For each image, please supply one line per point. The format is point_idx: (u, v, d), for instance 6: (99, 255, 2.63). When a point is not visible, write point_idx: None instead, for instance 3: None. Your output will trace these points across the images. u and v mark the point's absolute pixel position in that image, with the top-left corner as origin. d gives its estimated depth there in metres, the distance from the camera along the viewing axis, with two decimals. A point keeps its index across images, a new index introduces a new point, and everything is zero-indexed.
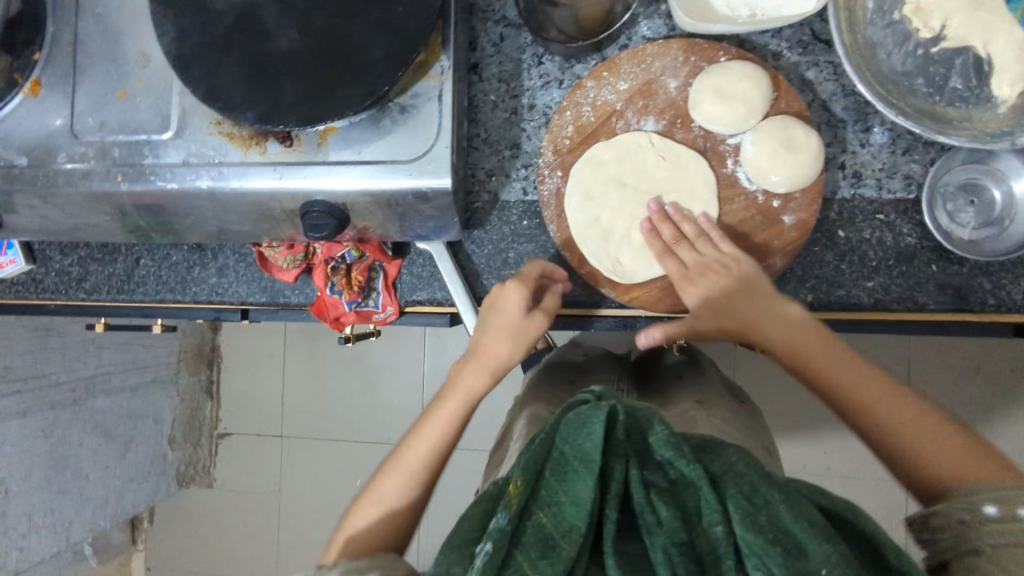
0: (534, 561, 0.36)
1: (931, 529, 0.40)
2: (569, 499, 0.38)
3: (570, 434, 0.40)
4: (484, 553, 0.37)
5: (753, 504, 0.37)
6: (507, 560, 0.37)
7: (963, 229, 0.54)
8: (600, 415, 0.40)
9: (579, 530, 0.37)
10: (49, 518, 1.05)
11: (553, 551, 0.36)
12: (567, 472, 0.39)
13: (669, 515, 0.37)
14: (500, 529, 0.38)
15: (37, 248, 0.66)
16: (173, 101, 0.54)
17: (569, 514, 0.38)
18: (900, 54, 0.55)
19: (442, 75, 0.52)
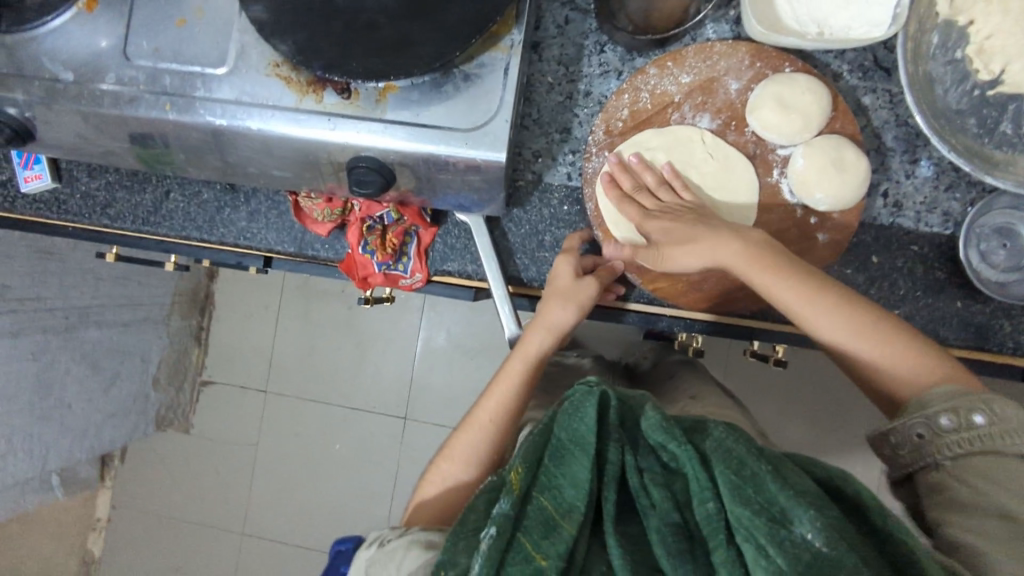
0: (536, 541, 0.40)
1: (892, 443, 0.48)
2: (568, 481, 0.42)
3: (566, 420, 0.44)
4: (489, 537, 0.40)
5: (741, 478, 0.40)
6: (512, 541, 0.40)
7: (992, 269, 0.54)
8: (592, 400, 0.43)
9: (578, 510, 0.40)
10: (27, 442, 1.03)
11: (555, 531, 0.40)
12: (565, 455, 0.43)
13: (661, 497, 0.41)
14: (503, 513, 0.41)
15: (63, 167, 0.65)
16: (232, 37, 0.53)
17: (569, 494, 0.41)
18: (957, 92, 0.56)
19: (510, 48, 0.52)
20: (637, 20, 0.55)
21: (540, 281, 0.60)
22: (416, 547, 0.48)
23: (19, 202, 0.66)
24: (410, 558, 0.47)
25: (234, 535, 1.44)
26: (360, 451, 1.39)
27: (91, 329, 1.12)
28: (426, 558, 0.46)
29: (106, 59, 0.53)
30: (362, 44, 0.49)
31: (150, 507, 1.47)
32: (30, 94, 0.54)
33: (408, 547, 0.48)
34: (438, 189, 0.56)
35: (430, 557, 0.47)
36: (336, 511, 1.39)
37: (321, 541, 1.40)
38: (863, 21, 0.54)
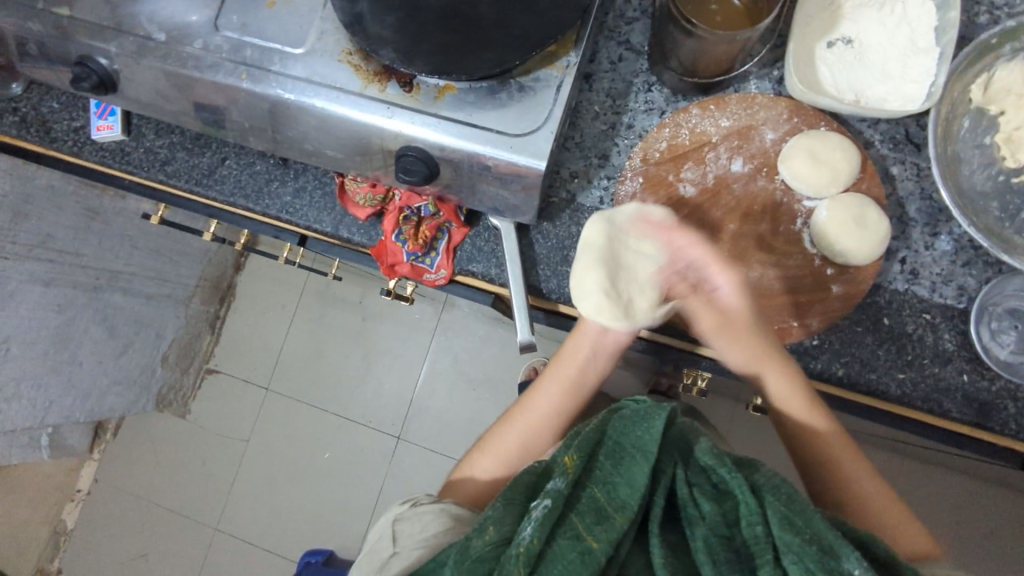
0: (588, 525, 0.41)
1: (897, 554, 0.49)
2: (624, 481, 0.43)
3: (629, 427, 0.46)
4: (543, 508, 0.42)
5: (790, 510, 0.41)
6: (562, 518, 0.42)
7: (1000, 348, 0.56)
8: (660, 413, 0.45)
9: (630, 507, 0.42)
10: (33, 390, 1.04)
11: (606, 521, 0.41)
12: (624, 458, 0.45)
13: (712, 511, 0.42)
14: (558, 490, 0.43)
15: (134, 122, 0.70)
16: (314, 24, 0.57)
17: (622, 493, 0.43)
18: (982, 174, 0.58)
19: (566, 68, 0.56)
20: (686, 64, 0.58)
21: (559, 293, 0.63)
22: (446, 516, 0.55)
23: (86, 149, 0.70)
24: (437, 524, 0.54)
25: (209, 530, 1.42)
26: (349, 463, 1.38)
27: (116, 294, 1.14)
28: (450, 528, 0.54)
29: (197, 26, 0.58)
30: (432, 43, 0.53)
31: (132, 487, 1.46)
32: (123, 47, 0.58)
33: (439, 514, 0.55)
34: (478, 189, 0.59)
35: (454, 529, 0.54)
36: (315, 519, 1.38)
37: (294, 549, 1.38)
38: (900, 95, 0.58)
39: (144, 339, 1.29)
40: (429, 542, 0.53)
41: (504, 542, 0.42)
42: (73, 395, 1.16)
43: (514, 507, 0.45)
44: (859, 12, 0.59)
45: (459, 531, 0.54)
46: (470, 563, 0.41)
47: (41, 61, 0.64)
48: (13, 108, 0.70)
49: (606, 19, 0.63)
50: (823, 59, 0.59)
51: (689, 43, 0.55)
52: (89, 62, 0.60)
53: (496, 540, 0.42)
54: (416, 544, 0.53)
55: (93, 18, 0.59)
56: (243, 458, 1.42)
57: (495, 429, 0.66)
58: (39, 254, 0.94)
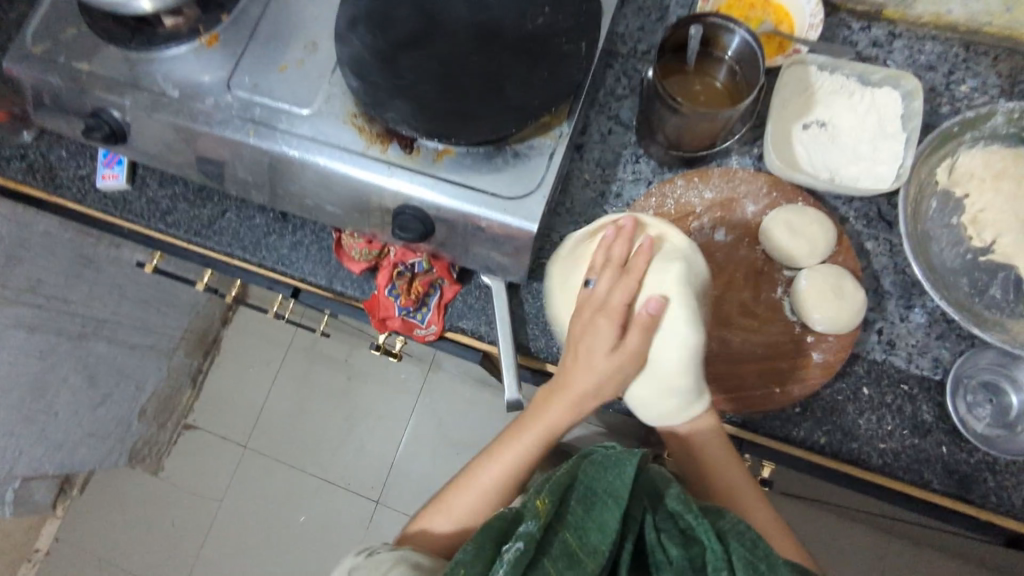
0: (560, 569, 0.42)
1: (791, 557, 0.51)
2: (594, 526, 0.44)
3: (602, 473, 0.46)
4: (516, 549, 0.42)
5: (755, 556, 0.42)
6: (534, 562, 0.42)
7: (976, 421, 0.58)
8: (632, 459, 0.46)
9: (603, 553, 0.42)
10: (5, 438, 1.01)
11: (578, 565, 0.42)
12: (595, 503, 0.45)
13: (680, 556, 0.43)
14: (530, 533, 0.43)
15: (139, 173, 0.72)
16: (322, 87, 0.61)
17: (593, 537, 0.43)
18: (952, 252, 0.61)
19: (558, 137, 0.59)
20: (671, 138, 0.62)
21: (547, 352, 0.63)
22: (403, 564, 0.53)
23: (89, 196, 0.72)
24: (396, 570, 0.53)
25: None
26: (324, 528, 1.34)
27: (99, 343, 1.14)
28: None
29: (209, 85, 0.61)
30: (433, 110, 0.56)
31: (94, 547, 1.40)
32: (137, 102, 0.61)
33: (395, 562, 0.54)
34: (470, 248, 0.61)
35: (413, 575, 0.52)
36: None
37: None
38: (871, 175, 0.61)
39: (123, 390, 1.27)
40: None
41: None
42: (44, 446, 1.12)
43: (485, 551, 0.45)
44: (832, 98, 0.64)
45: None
46: None
47: (55, 112, 0.66)
48: (21, 154, 0.73)
49: (597, 95, 0.68)
50: (799, 140, 0.63)
51: (674, 119, 0.59)
52: (102, 114, 0.63)
53: None
54: None
55: (111, 75, 0.62)
56: (213, 519, 1.37)
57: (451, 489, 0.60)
58: (26, 299, 0.94)
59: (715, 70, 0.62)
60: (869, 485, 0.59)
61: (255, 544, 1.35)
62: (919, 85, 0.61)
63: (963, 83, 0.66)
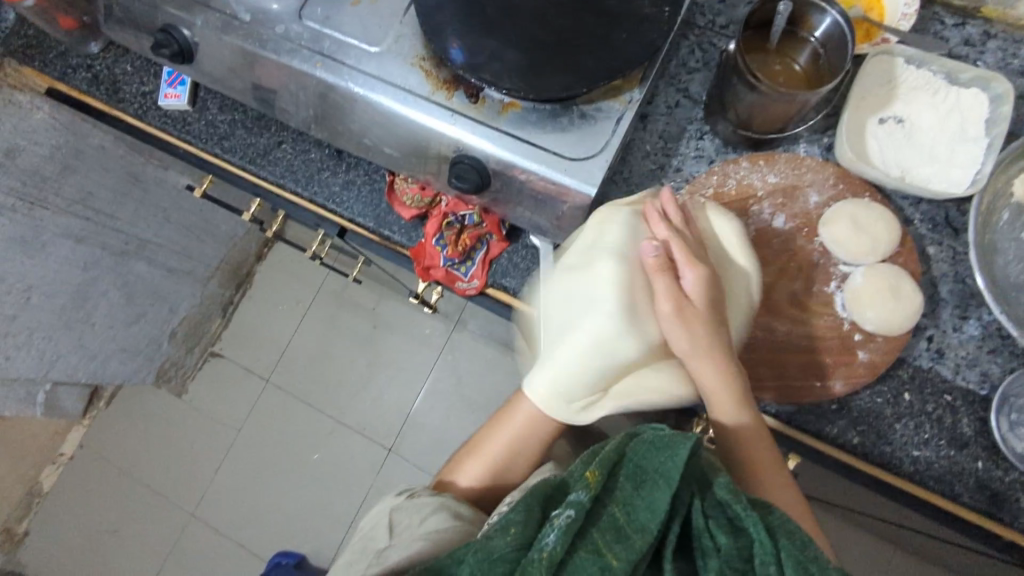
0: (609, 543, 0.41)
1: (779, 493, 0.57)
2: (644, 504, 0.43)
3: (654, 453, 0.44)
4: (566, 516, 0.42)
5: (804, 556, 0.42)
6: (583, 532, 0.42)
7: (1017, 441, 0.56)
8: (686, 443, 0.43)
9: (651, 532, 0.41)
10: (44, 342, 1.04)
11: (627, 540, 0.41)
12: (645, 482, 0.43)
13: (727, 544, 0.42)
14: (581, 502, 0.43)
15: (200, 95, 0.72)
16: (393, 27, 0.60)
17: (642, 516, 0.42)
18: (1017, 267, 0.60)
19: (628, 103, 0.58)
20: (743, 116, 0.60)
21: None
22: (445, 511, 0.56)
23: (150, 114, 0.73)
24: (435, 518, 0.56)
25: (184, 515, 1.40)
26: (336, 469, 1.37)
27: (140, 262, 1.15)
28: (450, 525, 0.55)
29: (279, 13, 0.60)
30: (506, 60, 0.55)
31: (115, 459, 1.45)
32: (208, 22, 0.61)
33: (437, 509, 0.57)
34: (523, 206, 0.61)
35: (453, 525, 0.55)
36: (292, 522, 1.35)
37: (265, 548, 1.35)
38: (944, 178, 0.59)
39: (157, 312, 1.29)
40: (428, 537, 0.54)
41: (524, 544, 0.42)
42: (79, 354, 1.16)
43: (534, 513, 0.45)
44: (913, 93, 0.61)
45: (459, 526, 0.55)
46: (488, 559, 0.41)
47: (125, 25, 0.67)
48: (87, 65, 0.73)
49: (668, 66, 0.66)
50: (873, 134, 0.61)
51: (750, 97, 0.57)
52: (172, 31, 0.63)
53: (515, 543, 0.42)
54: (414, 536, 0.54)
55: None
56: (230, 445, 1.41)
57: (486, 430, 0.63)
58: (76, 211, 0.95)
59: (797, 52, 0.59)
60: (898, 491, 0.59)
61: (268, 475, 1.38)
62: (1011, 90, 0.58)
63: None
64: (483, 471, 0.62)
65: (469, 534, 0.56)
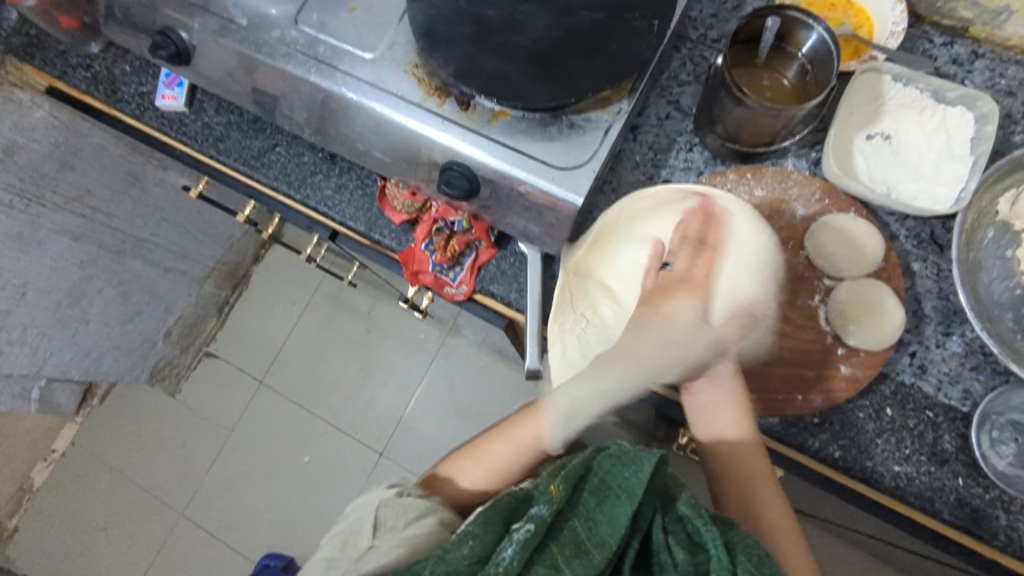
0: (567, 558, 0.41)
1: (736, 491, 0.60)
2: (604, 519, 0.43)
3: (618, 467, 0.45)
4: (525, 531, 0.42)
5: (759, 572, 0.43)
6: (542, 546, 0.42)
7: (998, 458, 0.56)
8: (649, 458, 0.45)
9: (610, 546, 0.42)
10: (38, 338, 1.04)
11: (585, 555, 0.42)
12: (608, 497, 0.44)
13: (686, 561, 0.42)
14: (541, 516, 0.43)
15: (197, 97, 0.73)
16: (387, 34, 0.60)
17: (603, 530, 0.43)
18: (1001, 285, 0.60)
19: (616, 114, 0.58)
20: (731, 129, 0.60)
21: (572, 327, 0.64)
22: (433, 517, 0.57)
23: (147, 114, 0.74)
24: (422, 523, 0.56)
25: (173, 514, 1.40)
26: (326, 473, 1.37)
27: (136, 261, 1.16)
28: (434, 531, 0.56)
29: (276, 18, 0.61)
30: (499, 69, 0.56)
31: (107, 456, 1.45)
32: (206, 25, 0.62)
33: (425, 513, 0.57)
34: (512, 214, 0.61)
35: (424, 530, 0.56)
36: (281, 523, 1.35)
37: (254, 549, 1.35)
38: (930, 195, 0.60)
39: (153, 310, 1.30)
40: (410, 542, 0.54)
41: (483, 558, 0.43)
42: (73, 351, 1.16)
43: (496, 526, 0.45)
44: (900, 111, 0.62)
45: (440, 535, 0.56)
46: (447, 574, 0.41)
47: (125, 26, 0.67)
48: (87, 65, 0.74)
49: (659, 78, 0.67)
50: (860, 150, 0.62)
51: (737, 111, 0.57)
52: (170, 33, 0.63)
53: (474, 556, 0.42)
54: (395, 539, 0.54)
55: None
56: (221, 445, 1.42)
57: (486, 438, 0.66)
58: (73, 209, 0.96)
59: (785, 67, 0.60)
60: (878, 505, 0.59)
61: (259, 476, 1.39)
62: (995, 108, 0.59)
63: None
64: (483, 478, 0.65)
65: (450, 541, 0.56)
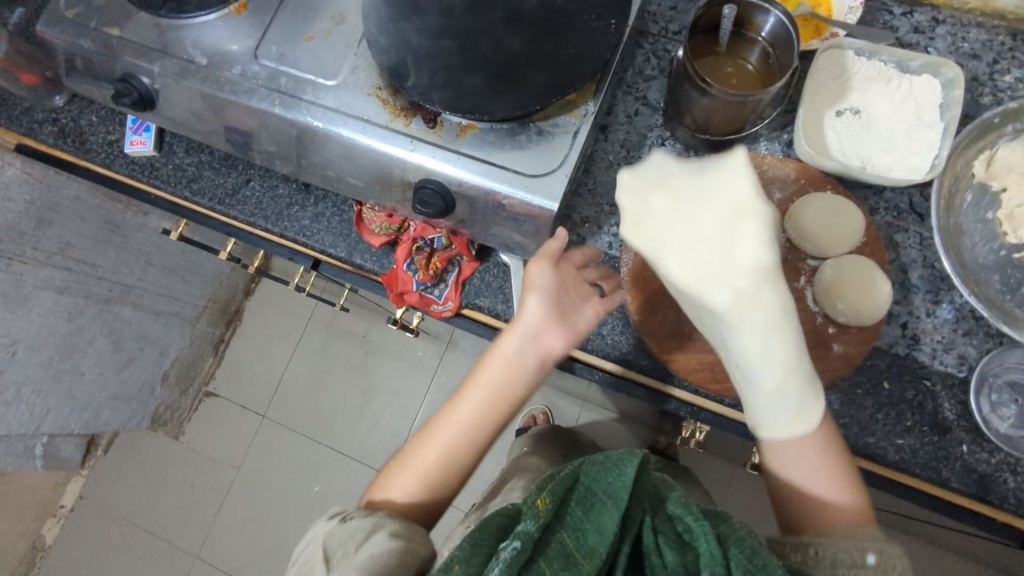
0: (554, 572, 0.40)
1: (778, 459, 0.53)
2: (593, 527, 0.42)
3: (601, 473, 0.44)
4: (512, 549, 0.41)
5: (752, 564, 0.41)
6: (529, 563, 0.41)
7: (1000, 421, 0.56)
8: (632, 462, 0.44)
9: (600, 555, 0.41)
10: (33, 396, 1.04)
11: (574, 568, 0.41)
12: (594, 505, 0.43)
13: (674, 561, 0.42)
14: (527, 533, 0.42)
15: (166, 140, 0.73)
16: (348, 59, 0.60)
17: (592, 539, 0.42)
18: (985, 248, 0.60)
19: (584, 116, 0.58)
20: (700, 120, 0.60)
21: None
22: (382, 531, 0.51)
23: (117, 162, 0.73)
24: (372, 540, 0.50)
25: (188, 557, 1.38)
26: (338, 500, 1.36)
27: (126, 308, 1.15)
28: (388, 545, 0.50)
29: (236, 54, 0.61)
30: (462, 82, 0.56)
31: (116, 506, 1.43)
32: (166, 68, 0.62)
33: (373, 530, 0.51)
34: (490, 226, 0.61)
35: (389, 544, 0.50)
36: None
37: None
38: (904, 165, 0.60)
39: (148, 355, 1.29)
40: (367, 565, 0.48)
41: None
42: (71, 405, 1.15)
43: (486, 541, 0.44)
44: (867, 85, 0.62)
45: (400, 547, 0.50)
46: None
47: (86, 76, 0.67)
48: (53, 118, 0.74)
49: (623, 76, 0.67)
50: (832, 128, 0.61)
51: (704, 101, 0.57)
52: (132, 80, 0.63)
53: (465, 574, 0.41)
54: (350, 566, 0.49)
55: (140, 40, 0.62)
56: (230, 483, 1.41)
57: (415, 442, 0.57)
58: (57, 262, 0.95)
59: (748, 53, 0.60)
60: (887, 481, 0.58)
61: (271, 512, 1.37)
62: (961, 73, 0.59)
63: (1007, 73, 0.63)
64: (417, 487, 0.55)
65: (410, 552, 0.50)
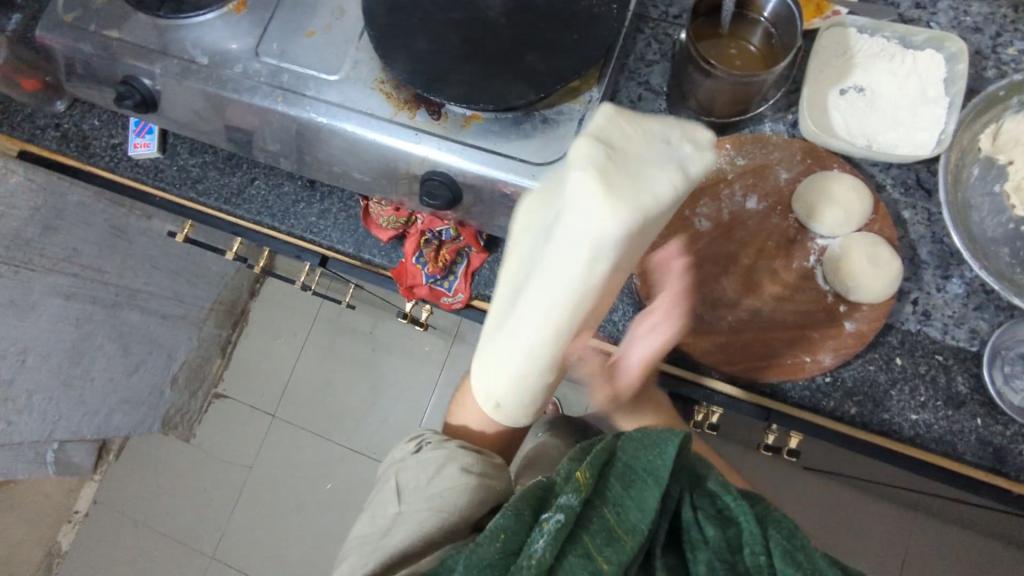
0: (598, 546, 0.40)
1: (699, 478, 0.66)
2: (634, 504, 0.42)
3: (642, 451, 0.44)
4: (555, 521, 0.41)
5: (792, 543, 0.41)
6: (573, 536, 0.41)
7: (1014, 393, 0.56)
8: (673, 439, 0.43)
9: (642, 530, 0.40)
10: (45, 403, 1.04)
11: (617, 542, 0.40)
12: (634, 481, 0.43)
13: (716, 536, 0.41)
14: (570, 505, 0.42)
15: (170, 141, 0.73)
16: (349, 54, 0.60)
17: (633, 515, 0.41)
18: (993, 222, 0.60)
19: (588, 102, 0.58)
20: (704, 103, 0.60)
21: None
22: (454, 465, 0.53)
23: (121, 165, 0.73)
24: (447, 470, 0.53)
25: (204, 558, 1.39)
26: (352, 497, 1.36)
27: (133, 312, 1.16)
28: (458, 479, 0.52)
29: (237, 52, 0.61)
30: (465, 72, 0.56)
31: (130, 510, 1.44)
32: (168, 69, 0.61)
33: (445, 463, 0.54)
34: (497, 216, 0.61)
35: (460, 481, 0.52)
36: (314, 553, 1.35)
37: None
38: (910, 141, 0.60)
39: (155, 359, 1.30)
40: (438, 499, 0.51)
41: (515, 552, 0.41)
42: (82, 411, 1.16)
43: (524, 515, 0.43)
44: (870, 62, 0.62)
45: (478, 481, 0.53)
46: (479, 565, 0.40)
47: (86, 80, 0.67)
48: (56, 124, 0.74)
49: (625, 61, 0.66)
50: (836, 106, 0.61)
51: (707, 82, 0.57)
52: (133, 82, 0.63)
53: (505, 548, 0.41)
54: (422, 496, 0.52)
55: (140, 41, 0.62)
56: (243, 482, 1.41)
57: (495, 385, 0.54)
58: (64, 269, 0.95)
59: (749, 34, 0.60)
60: (902, 457, 0.58)
61: (285, 510, 1.38)
62: (964, 47, 0.59)
63: (1010, 46, 0.63)
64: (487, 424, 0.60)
65: (485, 484, 0.53)
